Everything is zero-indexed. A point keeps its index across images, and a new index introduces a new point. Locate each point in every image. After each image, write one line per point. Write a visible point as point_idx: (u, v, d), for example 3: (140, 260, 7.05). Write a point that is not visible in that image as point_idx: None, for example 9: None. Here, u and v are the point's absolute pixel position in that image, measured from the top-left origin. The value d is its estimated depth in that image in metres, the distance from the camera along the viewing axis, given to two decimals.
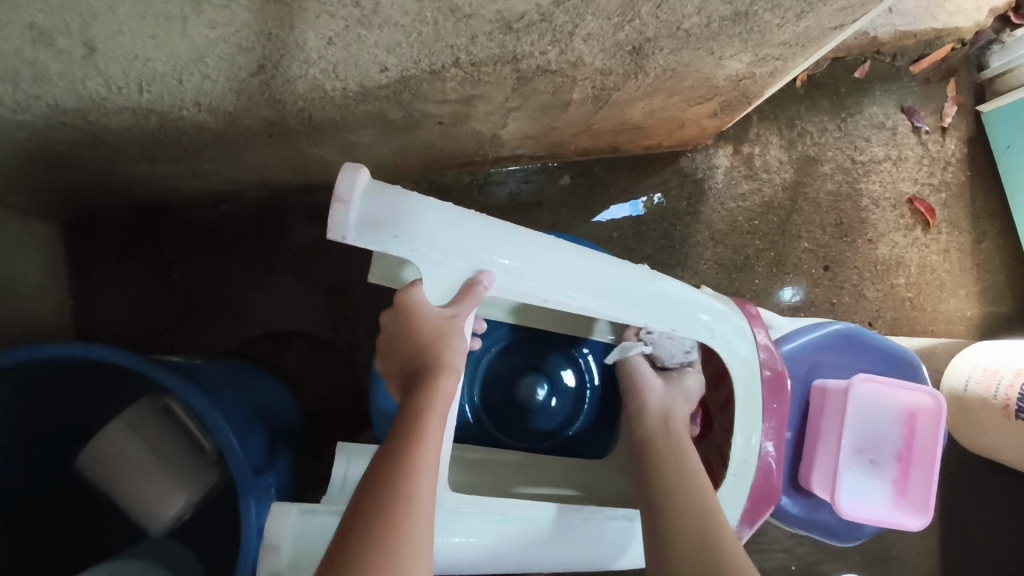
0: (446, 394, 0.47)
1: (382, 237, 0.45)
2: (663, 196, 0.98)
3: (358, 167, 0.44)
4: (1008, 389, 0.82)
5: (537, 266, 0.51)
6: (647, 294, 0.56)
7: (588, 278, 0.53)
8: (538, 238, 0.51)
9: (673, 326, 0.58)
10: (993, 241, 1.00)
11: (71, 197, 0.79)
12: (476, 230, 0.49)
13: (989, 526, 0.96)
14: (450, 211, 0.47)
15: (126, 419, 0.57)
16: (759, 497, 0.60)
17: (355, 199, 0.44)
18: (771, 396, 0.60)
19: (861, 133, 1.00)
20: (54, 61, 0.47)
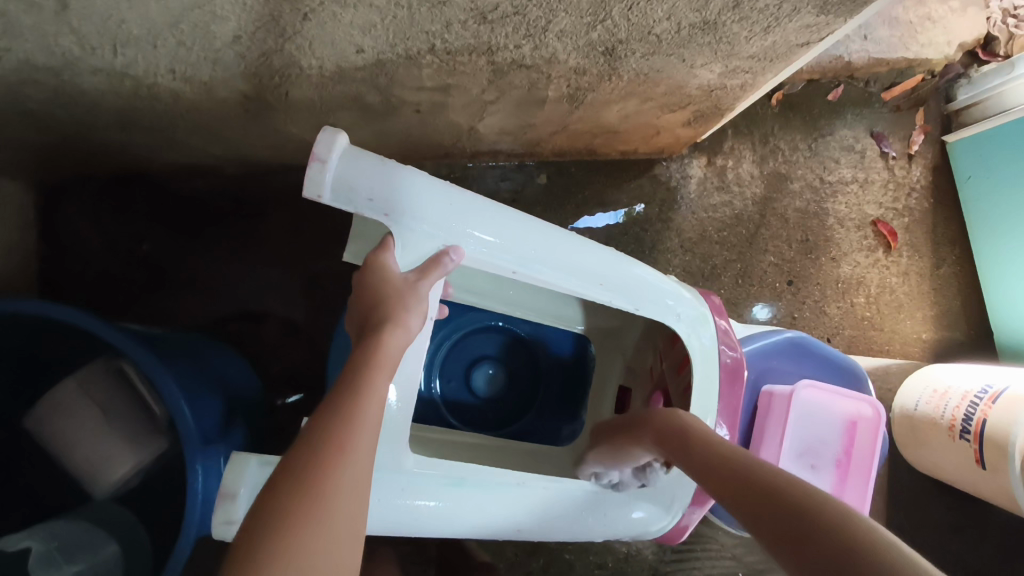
0: (397, 349, 0.46)
1: (356, 201, 0.46)
2: (642, 207, 0.99)
3: (336, 131, 0.44)
4: (954, 411, 0.85)
5: (506, 238, 0.52)
6: (613, 274, 0.56)
7: (557, 255, 0.54)
8: (509, 213, 0.53)
9: (640, 308, 0.58)
10: (951, 267, 1.04)
11: (42, 159, 0.79)
12: (448, 198, 0.50)
13: (928, 543, 0.99)
14: (421, 177, 0.48)
15: (79, 378, 0.56)
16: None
17: (333, 160, 0.45)
18: (727, 383, 0.61)
19: (830, 154, 1.03)
20: (26, 14, 0.46)
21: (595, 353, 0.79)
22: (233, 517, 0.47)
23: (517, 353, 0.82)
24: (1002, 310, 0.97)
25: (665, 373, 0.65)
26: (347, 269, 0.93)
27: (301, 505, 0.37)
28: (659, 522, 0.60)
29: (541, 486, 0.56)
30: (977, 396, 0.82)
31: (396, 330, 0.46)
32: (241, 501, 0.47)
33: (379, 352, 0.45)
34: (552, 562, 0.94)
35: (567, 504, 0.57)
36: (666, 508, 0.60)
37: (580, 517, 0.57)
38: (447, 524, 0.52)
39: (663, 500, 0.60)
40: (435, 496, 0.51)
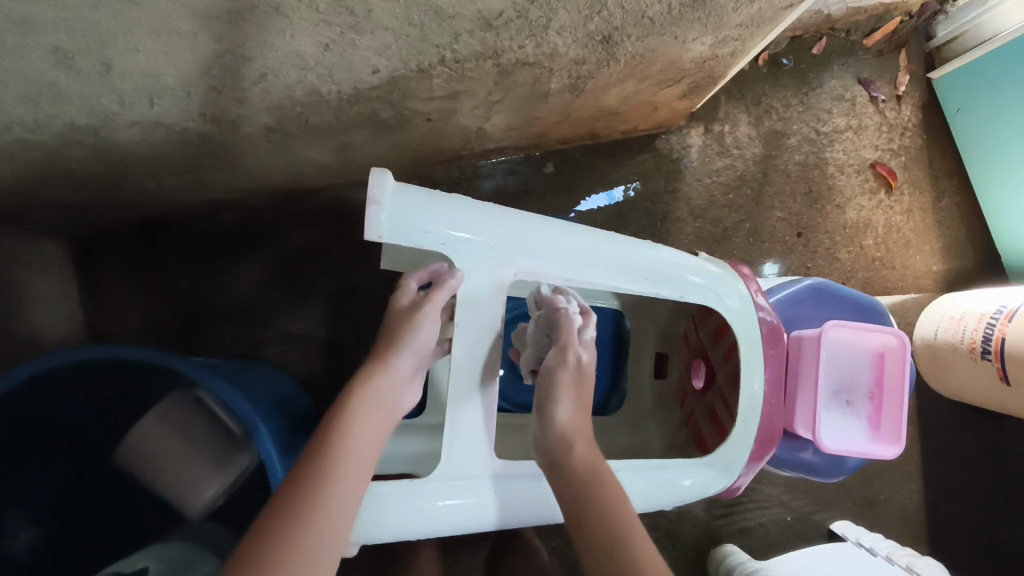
0: (394, 389, 0.53)
1: (410, 234, 0.51)
2: (641, 181, 1.03)
3: (383, 172, 0.50)
4: (972, 334, 0.89)
5: (554, 249, 0.58)
6: (649, 266, 0.62)
7: (588, 249, 0.59)
8: (553, 225, 0.58)
9: (673, 290, 0.63)
10: (953, 198, 1.07)
11: (78, 214, 0.82)
12: (498, 220, 0.56)
13: (964, 464, 1.03)
14: (466, 205, 0.55)
15: (160, 410, 0.61)
16: (765, 438, 0.64)
17: (385, 200, 0.50)
18: (770, 344, 0.65)
19: (822, 106, 1.06)
20: (72, 81, 0.50)
21: (630, 327, 0.80)
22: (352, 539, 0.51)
23: None
24: (1007, 233, 1.00)
25: (703, 342, 0.72)
26: (376, 280, 0.97)
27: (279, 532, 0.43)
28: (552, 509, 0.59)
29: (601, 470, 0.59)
30: (992, 316, 0.86)
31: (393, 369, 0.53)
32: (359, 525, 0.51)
33: (375, 391, 0.52)
34: None
35: (648, 484, 0.60)
36: (725, 471, 0.63)
37: (655, 495, 0.60)
38: (402, 524, 0.52)
39: (722, 463, 0.63)
40: (524, 492, 0.57)
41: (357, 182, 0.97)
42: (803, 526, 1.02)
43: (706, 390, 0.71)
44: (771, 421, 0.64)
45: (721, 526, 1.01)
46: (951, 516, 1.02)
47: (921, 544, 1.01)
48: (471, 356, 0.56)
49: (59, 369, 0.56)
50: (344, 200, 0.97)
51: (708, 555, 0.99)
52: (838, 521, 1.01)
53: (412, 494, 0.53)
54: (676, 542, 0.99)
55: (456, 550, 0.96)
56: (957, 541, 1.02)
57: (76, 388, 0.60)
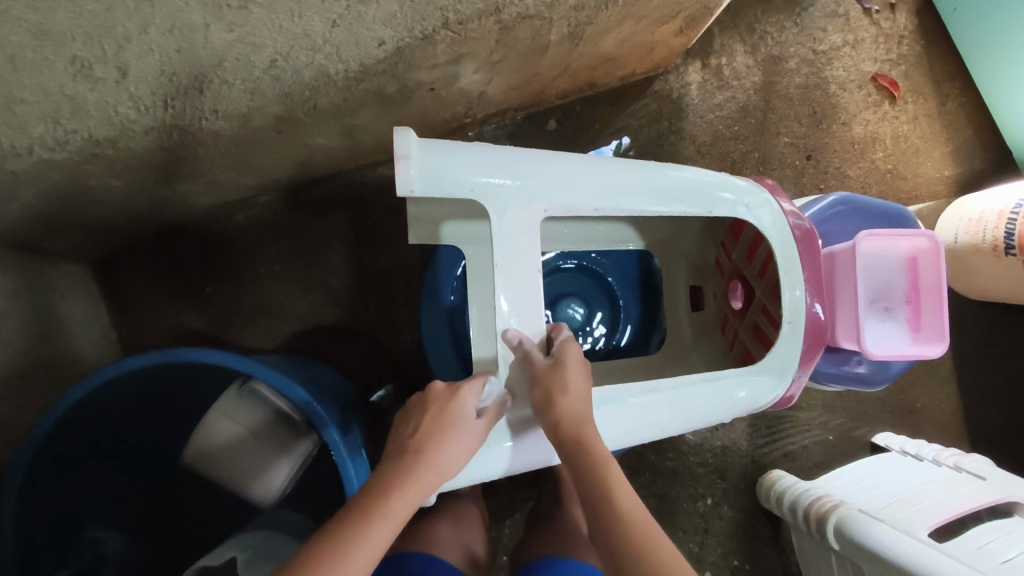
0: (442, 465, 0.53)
1: (440, 183, 0.55)
2: (630, 139, 1.02)
3: (405, 129, 0.52)
4: (993, 232, 0.90)
5: (581, 181, 0.59)
6: (678, 187, 0.62)
7: (612, 180, 0.60)
8: (576, 160, 0.60)
9: (702, 209, 0.63)
10: (957, 101, 1.06)
11: (99, 232, 0.83)
12: (521, 160, 0.58)
13: (996, 362, 1.04)
14: (489, 150, 0.57)
15: (219, 407, 0.62)
16: (813, 340, 0.64)
17: (412, 154, 0.53)
18: (807, 252, 0.64)
19: (816, 24, 1.05)
20: (92, 92, 0.51)
21: (660, 266, 0.84)
22: None
23: (592, 287, 0.87)
24: (1015, 128, 1.01)
25: (737, 264, 0.73)
26: (398, 259, 0.98)
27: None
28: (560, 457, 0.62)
29: (659, 390, 0.61)
30: (1012, 212, 0.88)
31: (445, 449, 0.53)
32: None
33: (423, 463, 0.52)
34: (657, 471, 1.00)
35: (701, 399, 0.62)
36: (777, 378, 0.64)
37: (708, 406, 0.62)
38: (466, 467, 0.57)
39: (776, 369, 0.64)
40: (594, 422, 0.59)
41: (364, 165, 0.97)
42: (845, 442, 1.04)
43: (745, 309, 0.72)
44: (816, 324, 0.64)
45: (765, 453, 1.03)
46: (989, 414, 1.04)
47: (962, 444, 1.03)
48: (510, 292, 0.58)
49: (101, 388, 0.57)
50: (355, 185, 0.98)
51: (757, 482, 1.01)
52: (879, 434, 1.03)
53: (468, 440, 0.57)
54: (724, 474, 1.02)
55: (513, 510, 0.98)
56: (996, 436, 1.04)
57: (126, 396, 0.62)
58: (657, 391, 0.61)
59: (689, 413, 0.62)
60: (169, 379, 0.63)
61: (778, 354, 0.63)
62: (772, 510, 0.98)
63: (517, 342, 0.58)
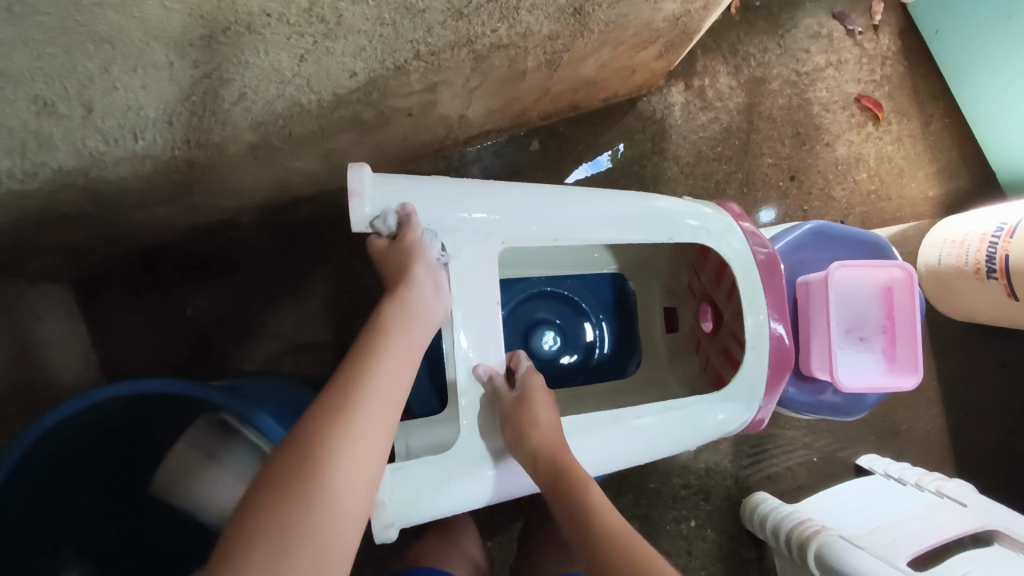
0: (415, 317, 0.53)
1: (392, 219, 0.55)
2: (625, 146, 1.02)
3: (362, 164, 0.54)
4: (975, 255, 0.91)
5: (537, 214, 0.59)
6: (641, 216, 0.63)
7: (572, 212, 0.60)
8: (534, 190, 0.60)
9: (667, 236, 0.64)
10: (940, 122, 1.07)
11: (79, 254, 0.83)
12: (476, 193, 0.58)
13: (981, 383, 1.04)
14: (446, 185, 0.57)
15: (188, 435, 0.63)
16: (777, 365, 0.64)
17: (367, 191, 0.54)
18: (768, 277, 0.64)
19: (800, 45, 1.05)
20: (57, 127, 0.50)
21: (635, 288, 0.84)
22: (390, 520, 0.54)
23: (567, 315, 0.85)
24: (999, 150, 1.01)
25: (706, 286, 0.72)
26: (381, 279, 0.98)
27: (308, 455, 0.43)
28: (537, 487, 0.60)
29: (634, 417, 0.61)
30: (994, 235, 0.88)
31: (410, 297, 0.53)
32: (396, 505, 0.53)
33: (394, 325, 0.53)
34: (641, 493, 1.00)
35: (667, 428, 0.62)
36: (746, 404, 0.64)
37: (674, 437, 0.62)
38: (430, 503, 0.55)
39: (743, 395, 0.64)
40: None
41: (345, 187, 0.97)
42: (830, 464, 1.03)
43: (716, 329, 0.71)
44: (780, 348, 0.64)
45: (749, 475, 1.02)
46: (974, 435, 1.04)
47: (947, 466, 1.03)
48: (470, 329, 0.58)
49: (58, 431, 0.56)
50: (337, 205, 0.97)
51: (741, 503, 1.01)
52: (863, 455, 1.03)
53: (438, 468, 0.55)
54: (708, 495, 1.01)
55: (496, 531, 0.97)
56: (980, 458, 1.03)
57: (88, 434, 0.62)
58: (630, 419, 0.61)
59: (665, 441, 0.62)
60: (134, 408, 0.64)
61: (742, 377, 0.63)
62: (756, 533, 0.97)
63: (486, 379, 0.58)
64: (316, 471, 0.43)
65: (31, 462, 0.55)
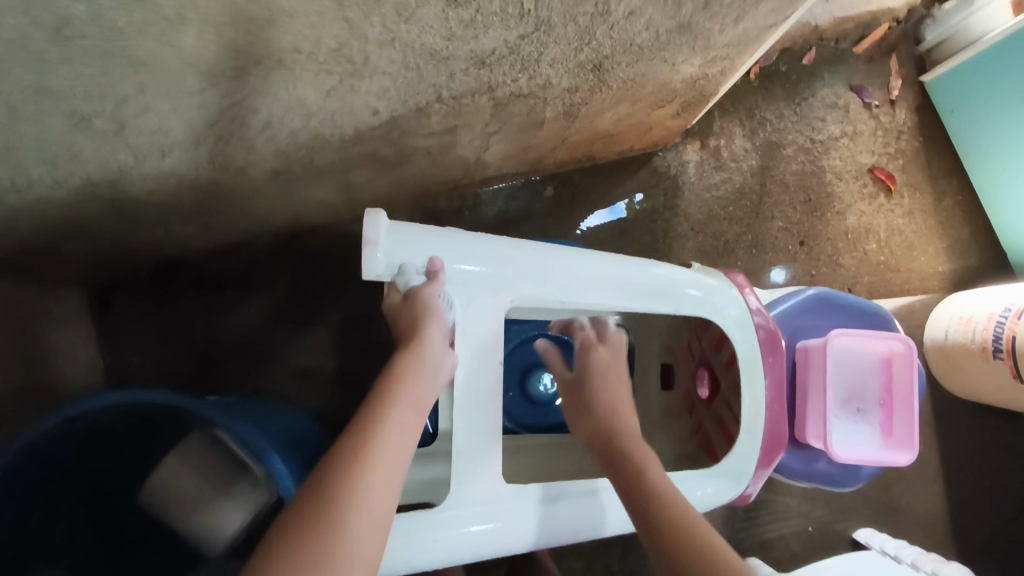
0: (424, 372, 0.52)
1: (405, 270, 0.54)
2: (642, 197, 1.04)
3: (377, 211, 0.53)
4: (982, 333, 0.90)
5: (546, 274, 0.60)
6: (646, 284, 0.63)
7: (578, 274, 0.61)
8: (545, 249, 0.61)
9: (671, 307, 0.64)
10: (953, 199, 1.07)
11: (95, 263, 0.85)
12: (489, 248, 0.58)
13: (984, 465, 1.02)
14: (459, 236, 0.58)
15: (180, 451, 0.63)
16: (773, 440, 0.64)
17: (380, 239, 0.53)
18: (767, 352, 0.65)
19: (816, 114, 1.07)
20: (89, 141, 0.52)
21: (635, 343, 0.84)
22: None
23: (565, 361, 0.86)
24: (1011, 231, 1.01)
25: (705, 352, 0.74)
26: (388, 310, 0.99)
27: (325, 502, 0.42)
28: (528, 545, 0.57)
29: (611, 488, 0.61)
30: (1001, 315, 0.87)
31: (420, 353, 0.53)
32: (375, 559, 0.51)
33: (406, 370, 0.52)
34: (629, 550, 0.98)
35: None
36: (736, 479, 0.64)
37: None
38: (408, 558, 0.52)
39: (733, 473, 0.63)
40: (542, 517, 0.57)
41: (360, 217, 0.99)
42: (825, 536, 1.01)
43: (712, 396, 0.72)
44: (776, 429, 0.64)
45: (742, 540, 1.00)
46: (975, 518, 1.01)
47: (947, 549, 1.00)
48: (470, 386, 0.58)
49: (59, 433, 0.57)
50: (350, 234, 0.99)
51: None
52: (860, 530, 1.01)
53: (431, 523, 0.53)
54: None
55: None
56: (981, 543, 1.01)
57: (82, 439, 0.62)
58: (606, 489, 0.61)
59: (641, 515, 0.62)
60: (129, 416, 0.64)
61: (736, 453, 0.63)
62: None
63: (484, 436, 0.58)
64: (343, 502, 0.42)
65: (22, 464, 0.55)
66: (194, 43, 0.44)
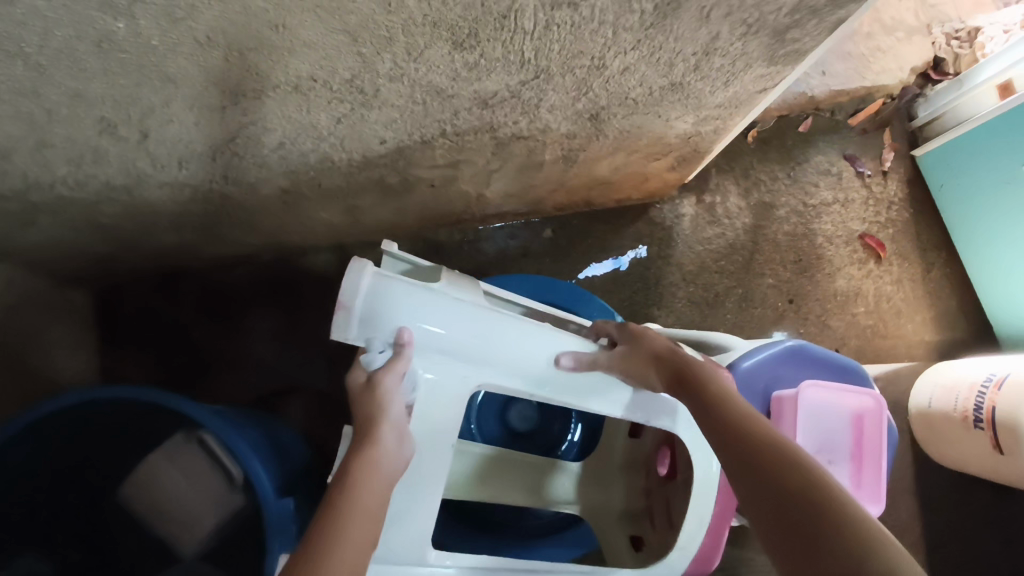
0: (383, 478, 0.48)
1: (377, 337, 0.50)
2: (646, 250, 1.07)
3: (362, 267, 0.49)
4: (964, 402, 0.92)
5: (524, 359, 0.57)
6: (624, 395, 0.62)
7: (546, 366, 0.58)
8: (531, 330, 0.57)
9: (643, 417, 0.63)
10: (941, 271, 1.10)
11: (104, 265, 0.89)
12: (476, 322, 0.54)
13: (966, 537, 1.02)
14: (447, 306, 0.53)
15: (165, 449, 0.65)
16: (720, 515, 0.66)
17: (356, 301, 0.49)
18: None
19: (810, 180, 1.11)
20: (113, 146, 0.56)
21: None
22: None
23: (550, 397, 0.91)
24: (996, 304, 1.03)
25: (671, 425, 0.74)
26: None
27: None
28: None
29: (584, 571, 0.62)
30: (983, 385, 0.89)
31: (378, 453, 0.49)
32: None
33: (362, 466, 0.48)
34: None
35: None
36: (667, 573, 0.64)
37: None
38: None
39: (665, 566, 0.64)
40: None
41: (364, 243, 1.03)
42: None
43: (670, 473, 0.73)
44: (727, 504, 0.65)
45: None
46: None
47: None
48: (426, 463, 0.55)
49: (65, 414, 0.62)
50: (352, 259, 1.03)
51: None
52: None
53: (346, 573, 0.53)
54: None
55: None
56: None
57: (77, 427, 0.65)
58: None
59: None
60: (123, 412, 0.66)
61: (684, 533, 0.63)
62: None
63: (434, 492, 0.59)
64: None
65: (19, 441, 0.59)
66: (218, 64, 0.48)
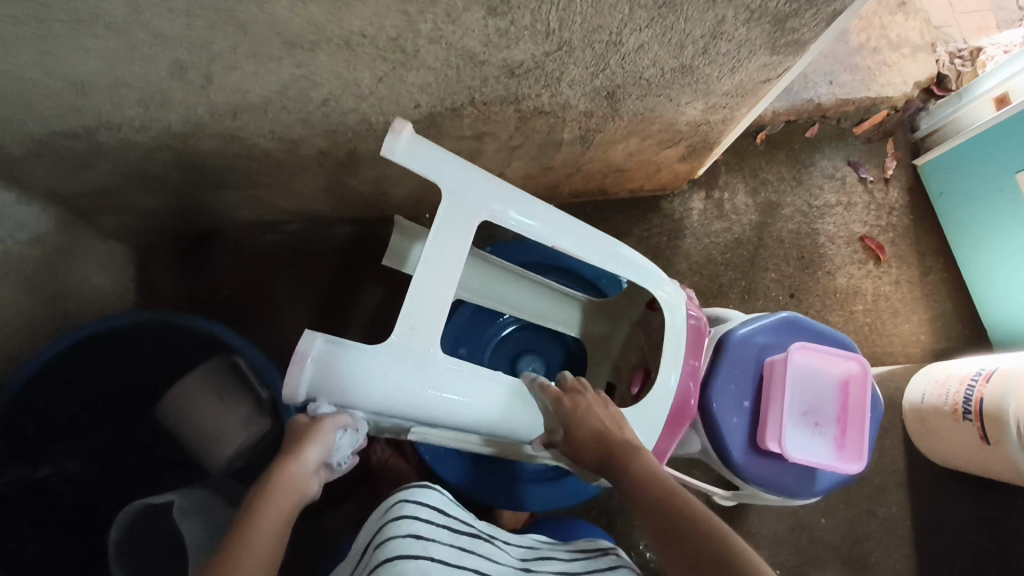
0: (294, 498, 0.51)
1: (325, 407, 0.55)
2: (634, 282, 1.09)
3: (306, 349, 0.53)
4: (954, 395, 0.95)
5: (470, 417, 0.61)
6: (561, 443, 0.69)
7: (490, 419, 0.63)
8: (478, 387, 0.61)
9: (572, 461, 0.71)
10: (938, 275, 1.15)
11: (147, 221, 0.96)
12: (424, 393, 0.57)
13: (955, 532, 1.04)
14: (393, 380, 0.56)
15: (201, 372, 0.75)
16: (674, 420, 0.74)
17: (305, 388, 0.54)
18: (693, 350, 0.74)
19: (815, 183, 1.17)
20: (180, 91, 0.63)
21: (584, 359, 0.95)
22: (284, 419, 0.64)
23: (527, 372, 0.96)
24: (990, 307, 1.07)
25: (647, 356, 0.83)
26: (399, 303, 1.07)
27: None
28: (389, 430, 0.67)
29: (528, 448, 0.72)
30: (972, 378, 0.92)
31: (296, 478, 0.52)
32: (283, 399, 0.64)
33: (277, 489, 0.51)
34: None
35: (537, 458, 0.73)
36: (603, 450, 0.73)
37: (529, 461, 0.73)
38: None
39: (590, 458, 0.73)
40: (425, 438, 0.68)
41: (388, 217, 1.09)
42: None
43: (640, 394, 0.82)
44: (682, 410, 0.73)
45: None
46: None
47: None
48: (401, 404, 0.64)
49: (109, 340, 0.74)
50: (376, 232, 1.09)
51: None
52: None
53: None
54: None
55: None
56: None
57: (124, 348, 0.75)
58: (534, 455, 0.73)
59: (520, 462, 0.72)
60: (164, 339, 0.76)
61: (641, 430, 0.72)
62: None
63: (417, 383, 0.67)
64: None
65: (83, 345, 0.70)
66: (284, 14, 0.55)
